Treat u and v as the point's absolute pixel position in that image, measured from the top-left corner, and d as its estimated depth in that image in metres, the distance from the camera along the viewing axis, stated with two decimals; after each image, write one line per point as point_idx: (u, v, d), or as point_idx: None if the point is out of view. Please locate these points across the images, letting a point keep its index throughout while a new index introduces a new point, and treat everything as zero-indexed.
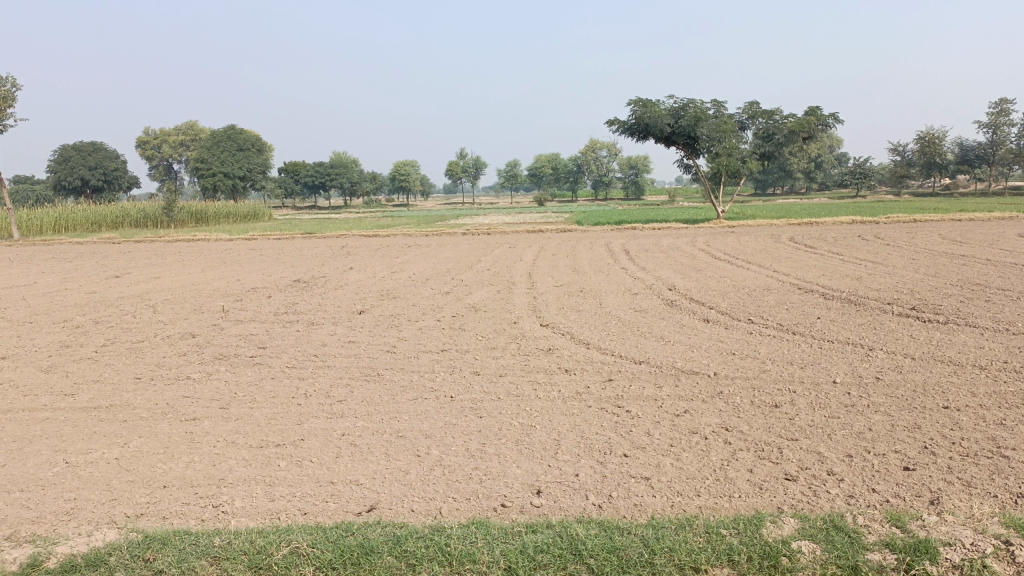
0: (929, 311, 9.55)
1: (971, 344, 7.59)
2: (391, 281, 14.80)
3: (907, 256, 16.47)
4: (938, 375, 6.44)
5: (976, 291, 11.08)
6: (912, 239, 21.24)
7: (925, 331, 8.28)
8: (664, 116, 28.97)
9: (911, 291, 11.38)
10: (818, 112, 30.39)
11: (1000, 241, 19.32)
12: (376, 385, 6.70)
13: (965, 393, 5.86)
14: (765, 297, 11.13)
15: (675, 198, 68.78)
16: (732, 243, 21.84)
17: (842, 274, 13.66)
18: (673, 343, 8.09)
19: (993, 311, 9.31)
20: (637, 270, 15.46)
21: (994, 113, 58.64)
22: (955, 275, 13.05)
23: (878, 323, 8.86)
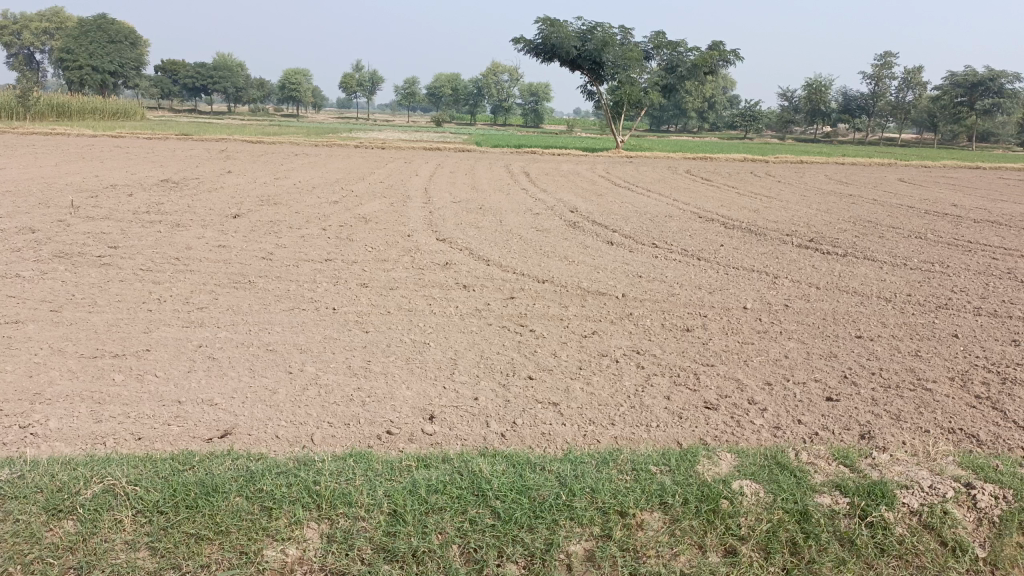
0: (827, 243, 9.52)
1: (872, 276, 7.53)
2: (274, 188, 13.57)
3: (799, 194, 16.70)
4: (845, 305, 6.27)
5: (869, 228, 11.21)
6: (801, 178, 21.72)
7: (826, 262, 8.19)
8: (571, 37, 28.09)
9: (808, 224, 11.39)
10: (721, 46, 30.37)
11: (882, 185, 20.04)
12: (246, 293, 5.85)
13: (875, 323, 5.70)
14: (667, 223, 10.84)
15: (574, 128, 68.48)
16: (631, 173, 21.64)
17: (740, 206, 13.60)
18: (578, 263, 7.61)
19: (888, 247, 9.37)
20: (537, 192, 14.89)
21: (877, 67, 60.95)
22: (846, 212, 13.25)
23: (781, 253, 8.72)
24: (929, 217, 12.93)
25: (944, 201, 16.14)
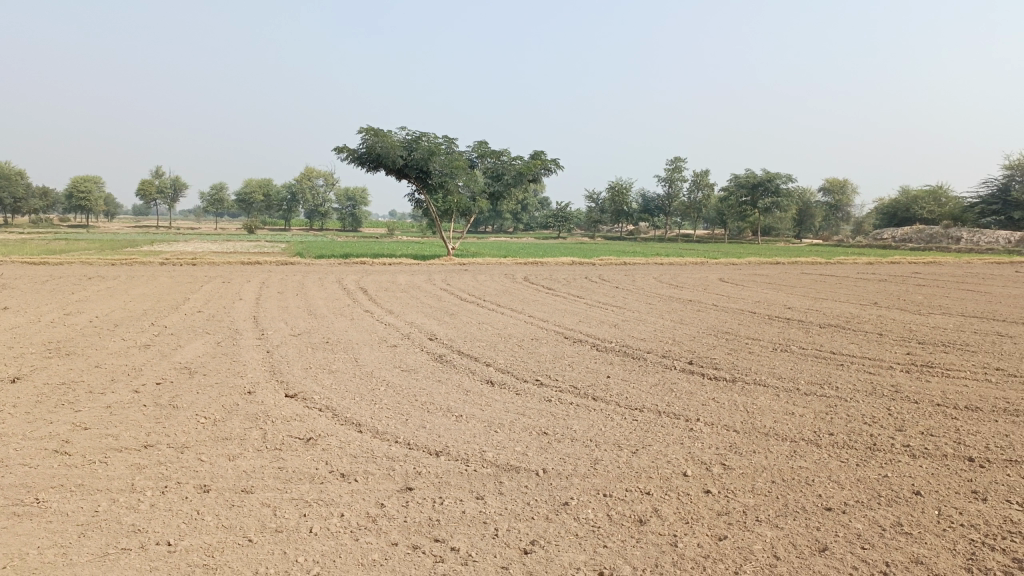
0: (710, 366, 9.17)
1: (779, 409, 7.09)
2: (63, 327, 11.25)
3: (644, 301, 16.78)
4: (782, 456, 5.65)
5: (733, 341, 11.14)
6: (635, 282, 22.28)
7: (724, 394, 7.72)
8: (397, 147, 27.62)
9: (675, 340, 11.14)
10: (542, 156, 31.39)
11: (709, 286, 20.96)
12: (30, 528, 4.08)
13: (829, 483, 5.07)
14: (539, 350, 10.07)
15: (395, 233, 67.99)
16: (471, 283, 21.04)
17: (597, 321, 13.18)
18: (469, 418, 6.49)
19: (767, 366, 9.20)
20: (384, 314, 13.67)
21: (671, 170, 66.47)
22: (700, 322, 13.29)
23: (673, 383, 8.17)
24: (777, 323, 13.27)
25: (776, 302, 16.95)
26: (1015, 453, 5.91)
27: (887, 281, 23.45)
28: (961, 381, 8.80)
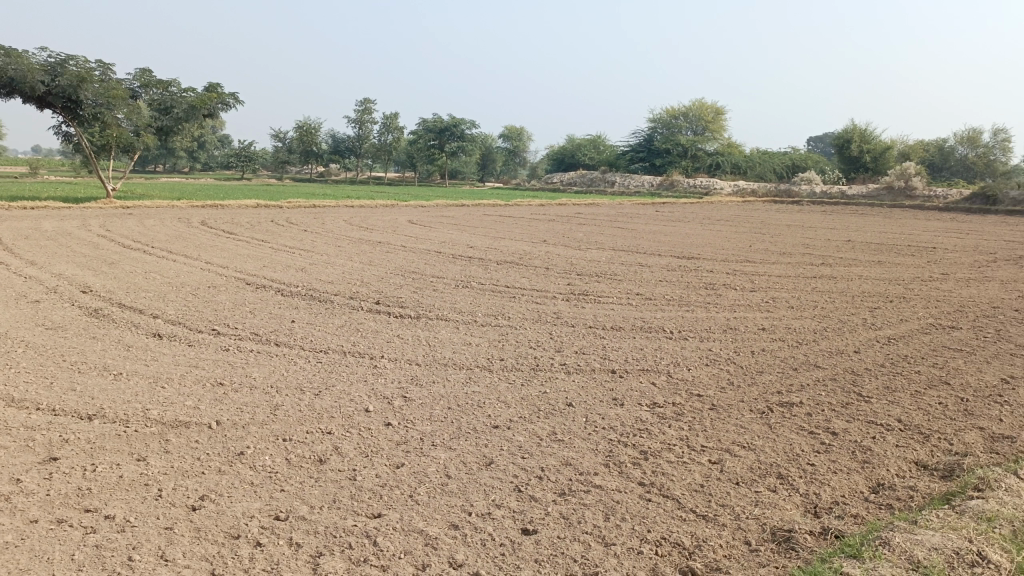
0: (395, 304, 9.43)
1: (457, 342, 7.62)
2: None
3: (332, 244, 16.49)
4: (458, 384, 6.07)
5: (419, 280, 11.58)
6: (324, 224, 21.85)
7: (408, 330, 8.04)
8: (35, 70, 23.06)
9: (362, 281, 11.23)
10: (218, 90, 28.87)
11: (397, 228, 21.37)
12: None
13: (498, 405, 5.55)
14: (218, 297, 9.45)
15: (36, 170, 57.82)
16: (139, 228, 18.88)
17: (282, 266, 12.65)
18: (134, 375, 5.89)
19: (449, 303, 9.80)
20: (25, 265, 11.69)
21: (359, 111, 65.39)
22: (387, 262, 13.53)
23: (360, 323, 8.28)
24: (459, 262, 14.06)
25: (459, 242, 17.91)
26: (646, 363, 7.02)
27: (555, 221, 25.92)
28: (610, 306, 10.14)
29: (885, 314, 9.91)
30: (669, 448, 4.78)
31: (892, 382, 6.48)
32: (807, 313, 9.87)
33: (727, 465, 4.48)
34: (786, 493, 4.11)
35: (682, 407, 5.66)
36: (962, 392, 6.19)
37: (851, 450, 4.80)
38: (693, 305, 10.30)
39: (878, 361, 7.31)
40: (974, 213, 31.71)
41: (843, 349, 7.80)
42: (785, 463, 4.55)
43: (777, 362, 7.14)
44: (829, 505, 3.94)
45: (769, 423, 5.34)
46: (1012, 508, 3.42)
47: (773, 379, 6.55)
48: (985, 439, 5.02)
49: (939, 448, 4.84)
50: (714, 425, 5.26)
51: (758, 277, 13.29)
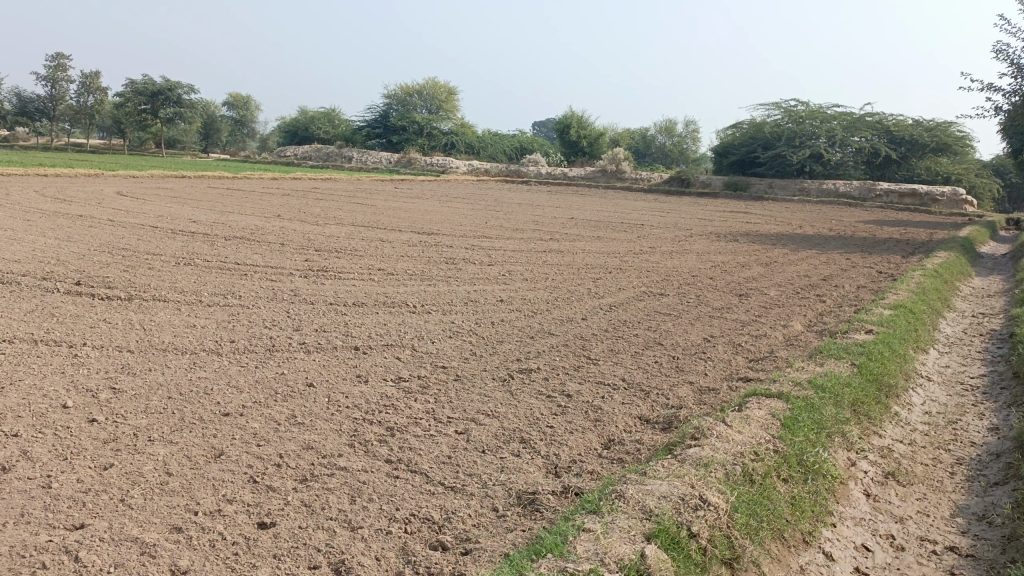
0: (101, 285, 8.27)
1: (179, 324, 6.88)
2: None
3: (17, 217, 14.00)
4: (180, 370, 5.45)
5: (131, 258, 10.28)
6: (7, 194, 18.55)
7: (118, 313, 7.09)
8: None
9: (58, 259, 9.68)
10: None
11: (102, 200, 18.81)
12: None
13: (229, 390, 5.06)
14: None
15: None
16: None
17: None
18: None
19: (169, 282, 8.83)
20: None
21: (48, 66, 56.26)
22: (91, 239, 11.83)
23: (56, 307, 7.13)
24: (180, 237, 12.74)
25: (180, 216, 16.25)
26: (389, 337, 6.88)
27: (289, 195, 24.64)
28: (350, 281, 9.83)
29: (606, 284, 10.80)
30: (415, 422, 4.69)
31: (615, 345, 7.05)
32: (539, 285, 10.42)
33: (473, 434, 4.50)
34: (529, 456, 4.22)
35: (427, 380, 5.62)
36: (672, 351, 6.91)
37: (584, 410, 5.08)
38: (434, 279, 10.38)
39: (603, 326, 7.92)
40: (672, 194, 35.99)
41: (572, 316, 8.33)
42: (526, 428, 4.68)
43: (515, 332, 7.42)
44: (568, 464, 4.11)
45: (509, 390, 5.48)
46: (721, 451, 3.82)
47: (511, 347, 6.78)
48: (693, 392, 5.63)
49: (658, 402, 5.33)
50: (459, 396, 5.28)
51: (495, 251, 13.77)
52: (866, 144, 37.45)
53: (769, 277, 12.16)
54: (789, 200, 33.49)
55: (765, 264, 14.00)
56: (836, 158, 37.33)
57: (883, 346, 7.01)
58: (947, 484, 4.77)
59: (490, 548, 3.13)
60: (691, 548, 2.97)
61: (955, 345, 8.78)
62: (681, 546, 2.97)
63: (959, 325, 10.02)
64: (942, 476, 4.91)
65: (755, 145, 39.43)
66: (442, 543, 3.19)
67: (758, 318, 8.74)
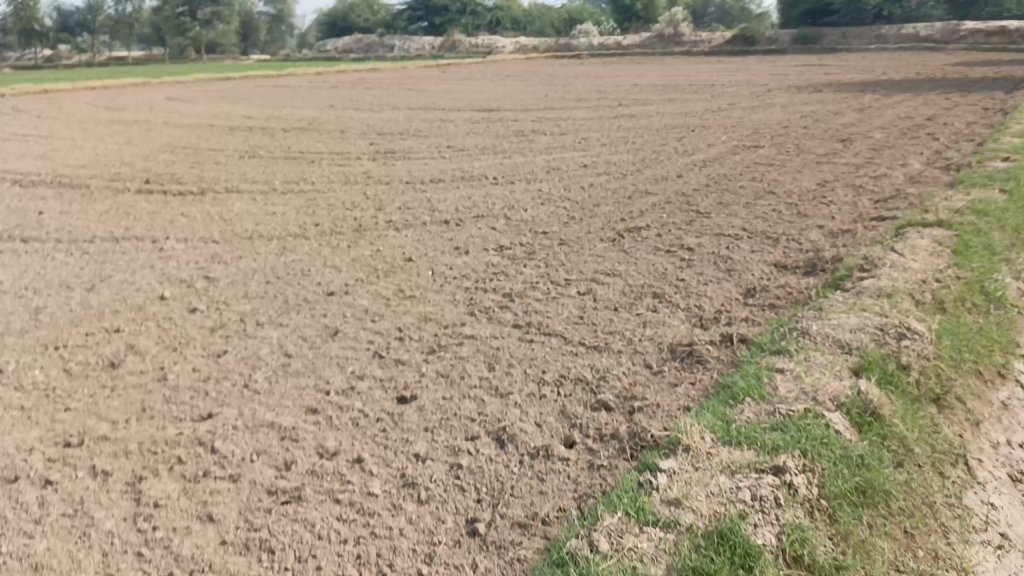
0: (173, 182, 7.99)
1: (260, 212, 6.57)
2: None
3: (76, 127, 13.80)
4: (272, 255, 5.15)
5: (197, 155, 9.97)
6: (62, 108, 18.35)
7: (196, 207, 6.81)
8: None
9: (125, 162, 9.42)
10: None
11: (155, 106, 18.46)
12: None
13: (327, 270, 4.75)
14: None
15: None
16: None
17: (15, 155, 10.29)
18: None
19: (240, 174, 8.49)
20: None
21: None
22: (153, 141, 11.53)
23: (134, 206, 6.89)
24: (241, 133, 12.34)
25: (235, 114, 15.81)
26: (479, 208, 6.44)
27: (338, 87, 23.92)
28: (422, 160, 9.34)
29: (692, 141, 10.05)
30: (533, 286, 4.29)
31: (723, 197, 6.47)
32: (621, 148, 9.74)
33: (600, 293, 4.09)
34: (668, 309, 3.78)
35: (532, 246, 5.19)
36: (788, 199, 6.30)
37: (713, 260, 4.60)
38: (509, 151, 9.80)
39: (704, 181, 7.30)
40: (733, 54, 33.79)
41: (666, 175, 7.72)
42: (656, 281, 4.23)
43: (611, 193, 6.89)
44: (716, 315, 3.68)
45: (623, 248, 5.03)
46: (900, 282, 3.33)
47: (612, 208, 6.28)
48: (827, 234, 5.07)
49: (791, 248, 4.80)
50: (572, 259, 4.85)
51: (563, 121, 13.01)
52: None
53: (867, 122, 11.16)
54: (862, 49, 31.06)
55: (857, 109, 12.89)
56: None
57: None
58: None
59: (662, 404, 2.80)
60: (898, 400, 2.62)
61: None
62: (887, 401, 2.62)
63: None
64: None
65: None
66: (604, 404, 2.83)
67: (871, 160, 7.95)
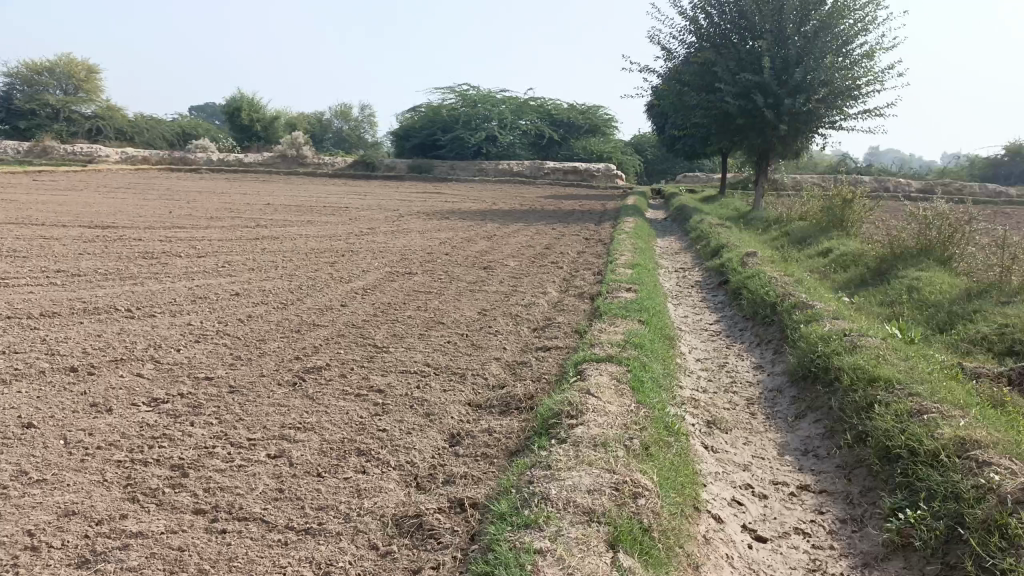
0: None
1: None
2: None
3: None
4: None
5: None
6: None
7: None
8: None
9: None
10: None
11: None
12: None
13: None
14: None
15: None
16: None
17: None
18: None
19: None
20: None
21: None
22: None
23: None
24: None
25: None
26: (117, 352, 5.37)
27: None
28: (20, 289, 7.63)
29: (345, 267, 9.93)
30: (208, 454, 3.58)
31: (396, 329, 6.40)
32: (272, 274, 9.19)
33: (295, 455, 3.56)
34: (380, 470, 3.42)
35: (196, 398, 4.42)
36: (458, 329, 6.47)
37: (409, 403, 4.39)
38: (138, 277, 8.55)
39: (370, 311, 7.16)
40: (360, 177, 35.27)
41: (330, 304, 7.43)
42: (356, 436, 3.86)
43: (275, 328, 6.36)
44: (432, 471, 3.42)
45: (307, 395, 4.56)
46: (610, 429, 3.44)
47: (281, 347, 5.76)
48: (506, 369, 5.24)
49: (479, 385, 4.81)
50: (249, 412, 4.22)
51: (196, 242, 11.93)
52: (533, 126, 40.61)
53: (499, 250, 12.28)
54: (472, 180, 34.90)
55: (486, 237, 14.16)
56: (509, 139, 39.75)
57: (648, 300, 7.31)
58: (758, 425, 5.01)
59: None
60: (649, 551, 2.64)
61: (681, 297, 9.63)
62: (638, 551, 2.63)
63: (672, 279, 11.04)
64: (750, 418, 5.14)
65: (434, 129, 40.24)
66: None
67: (516, 288, 8.65)
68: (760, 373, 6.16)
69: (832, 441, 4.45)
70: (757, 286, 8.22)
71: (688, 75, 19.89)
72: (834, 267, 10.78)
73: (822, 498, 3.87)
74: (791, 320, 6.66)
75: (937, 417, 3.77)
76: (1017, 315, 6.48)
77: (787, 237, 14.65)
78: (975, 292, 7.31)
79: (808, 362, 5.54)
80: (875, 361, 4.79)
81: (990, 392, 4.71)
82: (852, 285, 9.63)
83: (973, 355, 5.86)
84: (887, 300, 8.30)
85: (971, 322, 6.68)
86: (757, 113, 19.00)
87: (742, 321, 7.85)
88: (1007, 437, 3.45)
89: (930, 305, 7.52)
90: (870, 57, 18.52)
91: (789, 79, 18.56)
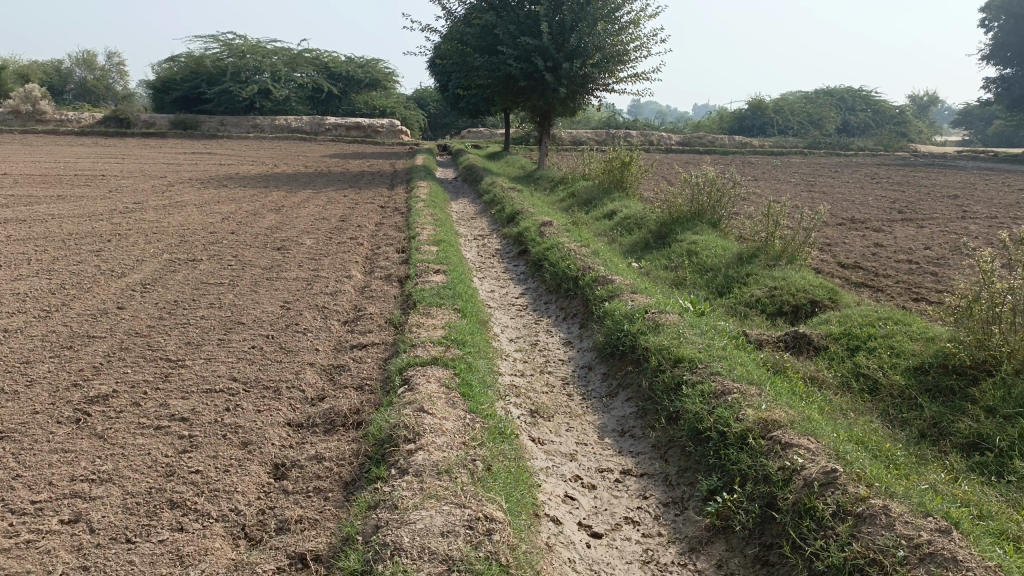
0: None
1: None
2: None
3: None
4: None
5: None
6: None
7: None
8: None
9: None
10: None
11: None
12: None
13: None
14: None
15: None
16: None
17: None
18: None
19: None
20: None
21: None
22: None
23: None
24: None
25: None
26: None
27: None
28: None
29: (115, 257, 8.79)
30: None
31: (189, 336, 5.79)
32: (23, 272, 7.90)
33: (96, 519, 3.17)
34: (200, 527, 3.14)
35: None
36: (261, 329, 6.01)
37: (221, 433, 4.00)
38: None
39: (155, 314, 6.42)
40: (114, 136, 31.43)
41: (105, 309, 6.55)
42: (164, 483, 3.47)
43: (41, 346, 5.48)
44: (261, 519, 3.22)
45: (96, 434, 4.02)
46: (449, 453, 3.52)
47: (53, 372, 4.99)
48: (323, 377, 4.96)
49: (297, 399, 4.51)
50: (27, 466, 3.66)
51: None
52: (309, 80, 38.57)
53: (290, 225, 11.56)
54: (247, 137, 32.54)
55: (273, 210, 13.26)
56: (284, 93, 37.43)
57: (458, 283, 7.28)
58: (575, 408, 5.12)
59: None
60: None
61: (484, 269, 9.66)
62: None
63: (474, 248, 11.13)
64: (567, 401, 5.25)
65: (198, 80, 36.68)
66: None
67: (317, 272, 8.19)
68: (569, 350, 6.34)
69: (646, 420, 4.68)
70: (558, 259, 8.50)
71: (469, 36, 19.89)
72: (620, 231, 11.46)
73: (644, 481, 4.05)
74: (594, 296, 6.94)
75: (740, 397, 4.10)
76: (782, 279, 7.38)
77: (574, 197, 15.34)
78: (745, 257, 8.16)
79: (614, 338, 5.78)
80: (677, 340, 5.10)
81: (770, 360, 5.37)
82: (638, 249, 10.30)
83: (752, 322, 6.54)
84: (670, 265, 8.96)
85: (745, 286, 7.47)
86: (536, 75, 19.46)
87: (547, 294, 8.08)
88: (796, 414, 3.92)
89: (708, 270, 8.25)
90: (634, 23, 19.68)
91: (564, 43, 19.23)
